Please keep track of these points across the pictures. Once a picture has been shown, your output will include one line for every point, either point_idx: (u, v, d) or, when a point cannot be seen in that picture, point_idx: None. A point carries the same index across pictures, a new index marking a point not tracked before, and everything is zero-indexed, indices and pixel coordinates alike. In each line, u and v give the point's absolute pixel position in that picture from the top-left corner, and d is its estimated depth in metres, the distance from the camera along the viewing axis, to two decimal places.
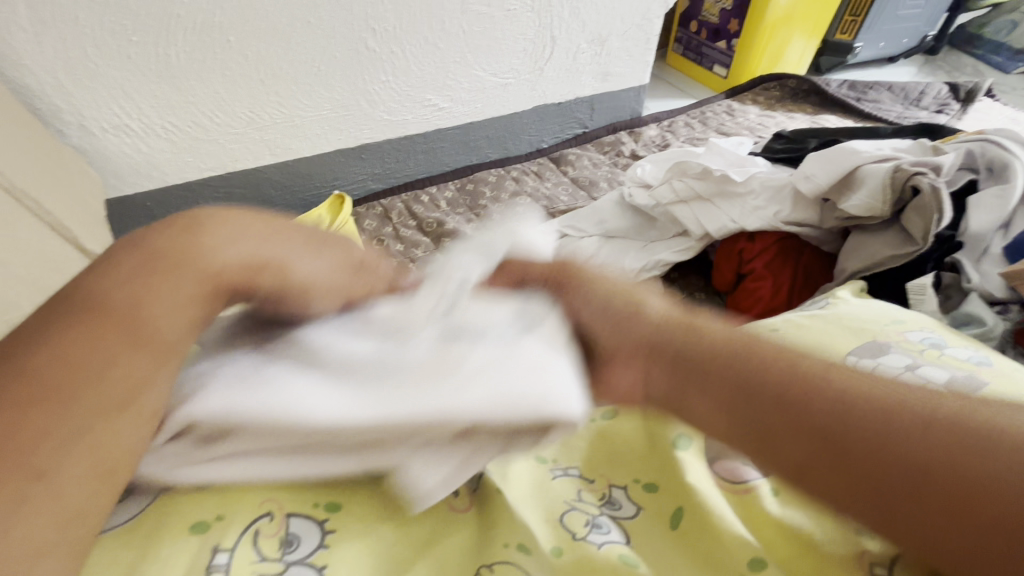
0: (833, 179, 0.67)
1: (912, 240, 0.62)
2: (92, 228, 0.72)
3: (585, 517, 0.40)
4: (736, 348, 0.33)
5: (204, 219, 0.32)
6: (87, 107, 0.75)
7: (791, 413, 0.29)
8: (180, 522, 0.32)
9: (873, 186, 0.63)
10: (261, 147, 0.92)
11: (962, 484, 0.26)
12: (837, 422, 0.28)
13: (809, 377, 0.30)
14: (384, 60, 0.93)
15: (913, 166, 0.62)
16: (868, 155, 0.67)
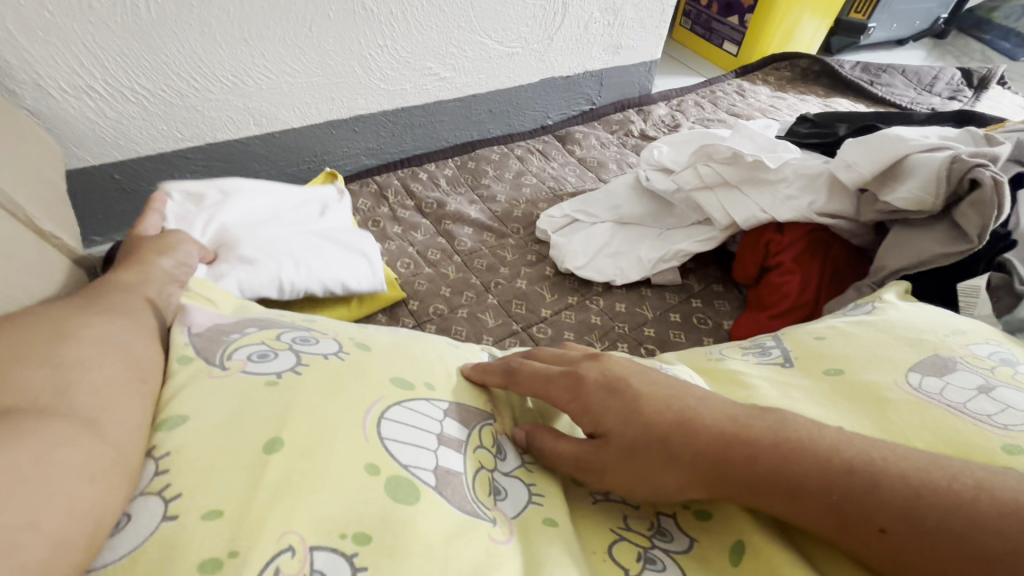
0: (879, 169, 0.62)
1: (963, 238, 0.58)
2: (49, 202, 0.62)
3: (637, 550, 0.35)
4: (800, 436, 0.34)
5: (68, 340, 0.33)
6: (41, 63, 0.65)
7: (855, 503, 0.31)
8: (181, 559, 0.25)
9: (926, 179, 0.59)
10: (244, 116, 0.83)
11: None
12: (900, 512, 0.30)
13: (867, 472, 0.31)
14: (383, 22, 0.84)
15: (972, 157, 0.57)
16: (918, 143, 0.61)
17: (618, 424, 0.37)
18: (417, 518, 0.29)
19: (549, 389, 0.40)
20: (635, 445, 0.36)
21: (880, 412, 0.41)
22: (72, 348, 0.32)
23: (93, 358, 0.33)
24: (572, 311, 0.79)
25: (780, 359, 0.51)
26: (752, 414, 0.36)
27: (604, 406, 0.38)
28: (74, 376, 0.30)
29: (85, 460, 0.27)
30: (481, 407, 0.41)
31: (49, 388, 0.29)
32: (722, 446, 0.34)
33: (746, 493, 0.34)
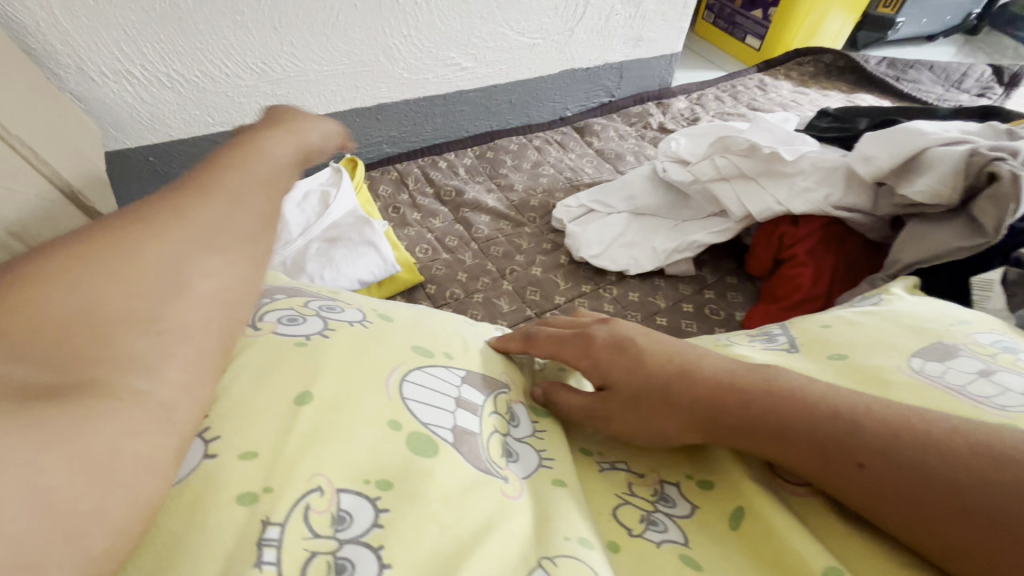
0: (896, 162, 0.62)
1: (979, 232, 0.58)
2: (87, 177, 0.66)
3: (641, 513, 0.37)
4: (791, 385, 0.35)
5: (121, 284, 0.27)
6: (84, 48, 0.69)
7: (842, 445, 0.32)
8: (222, 492, 0.27)
9: (941, 172, 0.59)
10: (272, 103, 0.86)
11: (996, 495, 0.28)
12: (880, 456, 0.31)
13: (851, 417, 0.33)
14: (407, 11, 0.86)
15: (991, 151, 0.58)
16: (937, 136, 0.61)
17: (623, 377, 0.39)
18: (433, 470, 0.31)
19: (562, 346, 0.42)
20: (637, 394, 0.38)
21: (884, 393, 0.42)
22: (151, 247, 0.29)
23: (177, 269, 0.29)
24: (585, 300, 0.80)
25: (787, 345, 0.52)
26: (748, 368, 0.37)
27: (609, 360, 0.40)
28: (153, 296, 0.27)
29: (146, 450, 0.24)
30: (495, 376, 0.42)
31: (127, 318, 0.26)
32: (717, 393, 0.36)
33: (734, 434, 0.35)
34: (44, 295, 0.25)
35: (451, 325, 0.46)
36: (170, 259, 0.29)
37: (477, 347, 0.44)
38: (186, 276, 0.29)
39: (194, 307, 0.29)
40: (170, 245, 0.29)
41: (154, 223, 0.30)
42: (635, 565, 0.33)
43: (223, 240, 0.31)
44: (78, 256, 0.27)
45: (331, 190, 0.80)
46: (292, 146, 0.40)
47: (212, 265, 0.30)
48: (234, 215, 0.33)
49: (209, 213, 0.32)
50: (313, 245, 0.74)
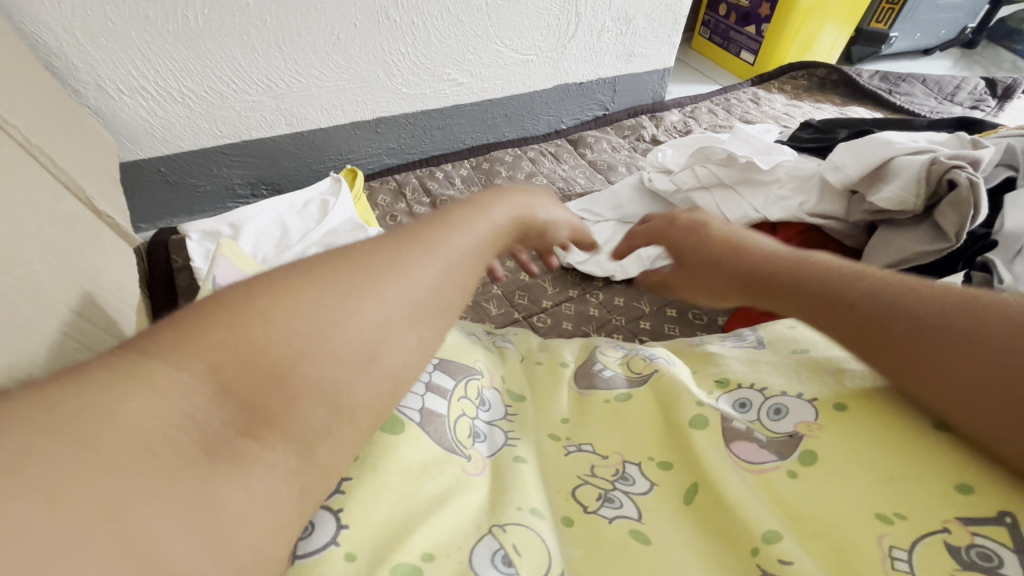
0: (865, 170, 0.65)
1: (943, 237, 0.60)
2: (101, 186, 0.70)
3: (597, 491, 0.39)
4: (809, 259, 0.42)
5: (308, 355, 0.25)
6: (103, 67, 0.74)
7: (839, 298, 0.39)
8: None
9: (905, 180, 0.61)
10: (276, 116, 0.91)
11: (964, 329, 0.33)
12: (871, 302, 0.37)
13: (850, 278, 0.39)
14: (405, 30, 0.91)
15: (951, 158, 0.60)
16: (903, 146, 0.64)
17: (692, 249, 0.50)
18: (397, 444, 0.34)
19: (664, 232, 0.54)
20: (700, 263, 0.49)
21: (837, 381, 0.44)
22: (364, 301, 0.27)
23: (377, 339, 0.27)
24: (572, 304, 0.83)
25: (754, 344, 0.55)
26: (785, 248, 0.45)
27: (686, 237, 0.51)
28: (341, 371, 0.26)
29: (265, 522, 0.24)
30: (469, 364, 0.44)
31: (314, 384, 0.25)
32: (755, 262, 0.45)
33: (762, 294, 0.44)
34: (248, 334, 0.25)
35: None
36: (367, 336, 0.27)
37: (453, 338, 0.47)
38: (374, 357, 0.27)
39: (380, 381, 0.27)
40: (383, 302, 0.28)
41: (373, 269, 0.28)
42: (583, 538, 0.35)
43: (410, 320, 0.28)
44: (304, 292, 0.26)
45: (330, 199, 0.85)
46: (506, 213, 0.39)
47: (398, 349, 0.28)
48: (450, 277, 0.31)
49: (425, 272, 0.30)
50: (313, 247, 0.76)
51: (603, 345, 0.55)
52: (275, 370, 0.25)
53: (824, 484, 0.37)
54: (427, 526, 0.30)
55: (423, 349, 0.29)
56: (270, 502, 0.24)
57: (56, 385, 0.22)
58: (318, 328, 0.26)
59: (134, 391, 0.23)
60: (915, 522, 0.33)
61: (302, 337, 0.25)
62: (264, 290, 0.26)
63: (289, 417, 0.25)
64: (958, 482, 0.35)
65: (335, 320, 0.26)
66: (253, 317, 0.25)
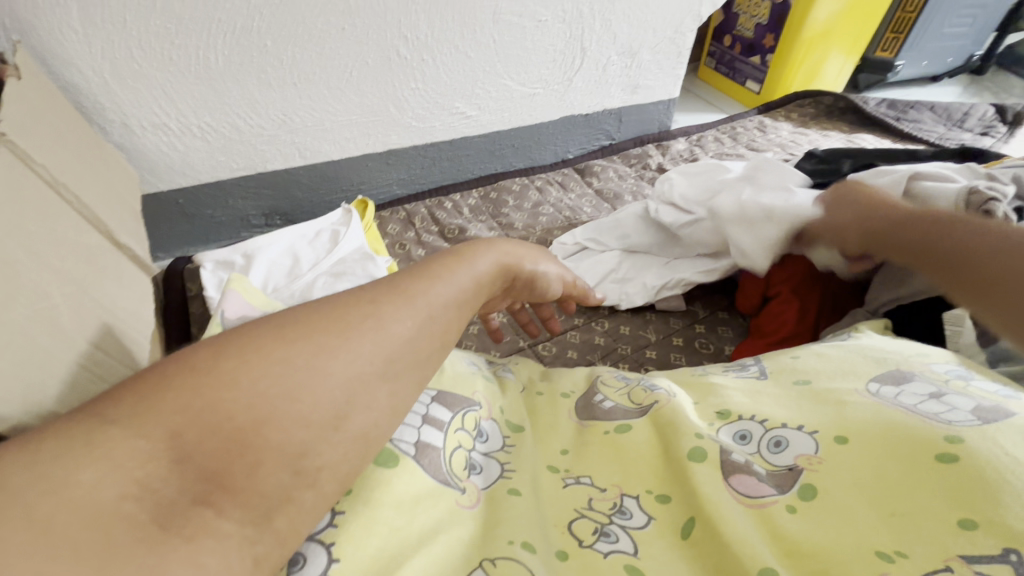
0: None
1: None
2: (123, 220, 0.74)
3: (594, 525, 0.38)
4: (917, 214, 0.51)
5: (274, 415, 0.27)
6: (129, 106, 0.78)
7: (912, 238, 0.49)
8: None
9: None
10: (291, 149, 0.94)
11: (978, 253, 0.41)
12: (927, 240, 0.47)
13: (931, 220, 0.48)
14: (414, 67, 0.94)
15: (954, 191, 0.60)
16: (906, 178, 0.65)
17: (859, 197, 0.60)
18: (392, 477, 0.34)
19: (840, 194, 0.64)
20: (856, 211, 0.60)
21: (839, 413, 0.44)
22: (330, 361, 0.29)
23: (346, 398, 0.29)
24: (577, 332, 0.83)
25: (757, 374, 0.54)
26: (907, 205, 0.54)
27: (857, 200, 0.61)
28: (309, 426, 0.28)
29: None
30: (467, 395, 0.45)
31: (276, 446, 0.27)
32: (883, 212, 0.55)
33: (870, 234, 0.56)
34: (215, 397, 0.26)
35: None
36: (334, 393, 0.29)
37: (452, 369, 0.47)
38: (340, 415, 0.29)
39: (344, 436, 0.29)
40: (350, 363, 0.30)
41: (340, 330, 0.30)
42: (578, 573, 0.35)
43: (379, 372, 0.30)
44: (273, 353, 0.28)
45: (341, 229, 0.87)
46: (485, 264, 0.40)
47: (369, 402, 0.30)
48: (420, 335, 0.33)
49: (397, 325, 0.32)
50: (321, 278, 0.79)
51: (604, 375, 0.55)
52: (237, 434, 0.26)
53: (825, 523, 0.36)
54: (418, 559, 0.30)
55: (394, 403, 0.31)
56: (222, 574, 0.24)
57: (11, 460, 0.23)
58: (287, 390, 0.28)
59: (90, 461, 0.23)
60: (915, 561, 0.33)
61: (265, 399, 0.27)
62: (231, 355, 0.28)
63: (249, 480, 0.26)
64: (959, 517, 0.34)
65: (302, 382, 0.28)
66: (219, 381, 0.27)
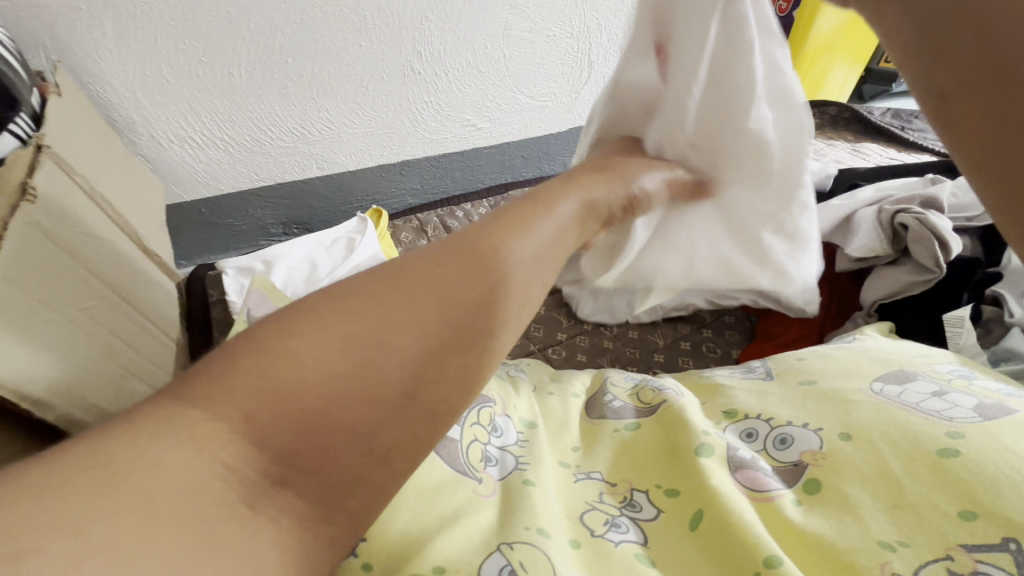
0: (832, 225, 0.72)
1: (926, 269, 0.65)
2: (150, 227, 0.77)
3: (604, 517, 0.40)
4: None
5: (340, 393, 0.26)
6: (156, 119, 0.82)
7: None
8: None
9: (868, 230, 0.68)
10: (309, 160, 0.97)
11: None
12: None
13: None
14: (428, 81, 0.97)
15: (894, 206, 0.68)
16: (862, 202, 0.72)
17: None
18: (413, 465, 0.36)
19: None
20: None
21: (844, 410, 0.45)
22: (397, 322, 0.29)
23: (416, 372, 0.28)
24: (586, 336, 0.85)
25: (762, 375, 0.55)
26: None
27: None
28: (377, 403, 0.27)
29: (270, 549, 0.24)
30: (483, 392, 0.47)
31: (362, 402, 0.27)
32: None
33: None
34: (278, 370, 0.26)
35: None
36: (408, 368, 0.28)
37: None
38: (412, 391, 0.28)
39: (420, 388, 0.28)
40: (423, 334, 0.29)
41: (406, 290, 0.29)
42: (590, 558, 0.36)
43: (455, 346, 0.29)
44: (342, 329, 0.28)
45: (356, 237, 0.90)
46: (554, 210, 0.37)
47: (441, 379, 0.29)
48: (498, 304, 0.31)
49: (472, 295, 0.30)
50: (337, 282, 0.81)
51: (613, 376, 0.56)
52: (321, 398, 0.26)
53: (830, 513, 0.37)
54: (439, 541, 0.32)
55: (466, 381, 0.30)
56: (273, 542, 0.24)
57: (68, 444, 0.23)
58: (356, 363, 0.27)
59: (157, 435, 0.24)
60: (917, 549, 0.34)
61: (346, 359, 0.27)
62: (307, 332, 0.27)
63: (320, 460, 0.26)
64: (961, 509, 0.35)
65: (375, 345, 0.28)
66: (288, 352, 0.26)
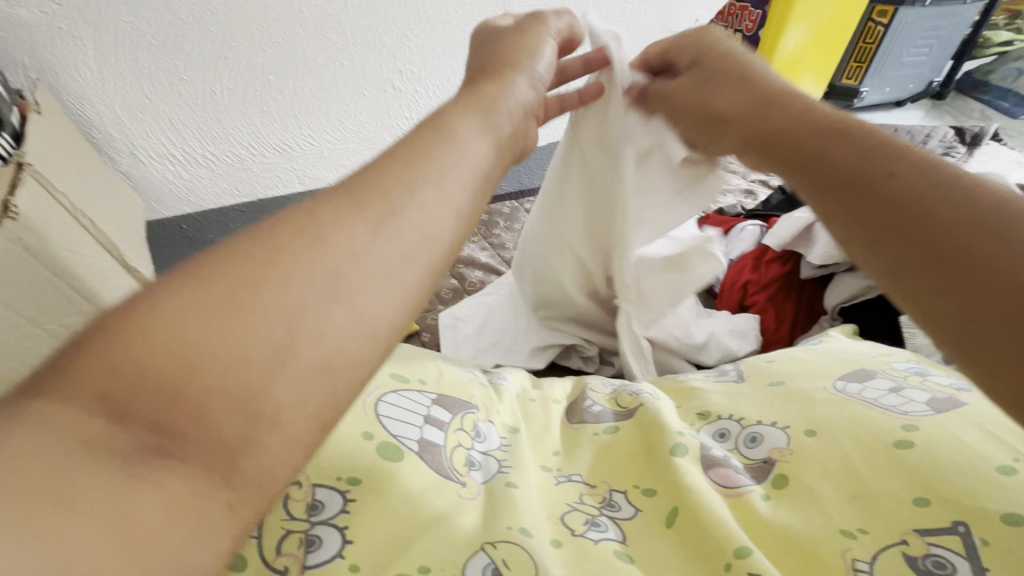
0: (794, 233, 0.75)
1: None
2: (131, 243, 0.77)
3: (584, 517, 0.41)
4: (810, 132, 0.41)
5: (178, 323, 0.22)
6: (137, 137, 0.82)
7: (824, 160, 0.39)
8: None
9: (826, 239, 0.72)
10: (290, 176, 0.98)
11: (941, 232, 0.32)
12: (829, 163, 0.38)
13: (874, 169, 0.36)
14: (408, 98, 0.99)
15: None
16: None
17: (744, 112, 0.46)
18: (396, 470, 0.37)
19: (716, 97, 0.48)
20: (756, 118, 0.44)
21: (809, 408, 0.47)
22: (341, 261, 0.25)
23: (273, 304, 0.24)
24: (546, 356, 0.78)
25: (734, 377, 0.57)
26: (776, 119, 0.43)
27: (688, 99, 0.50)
28: (236, 341, 0.23)
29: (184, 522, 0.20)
30: (465, 399, 0.48)
31: (281, 317, 0.23)
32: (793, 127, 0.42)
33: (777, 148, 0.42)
34: (140, 325, 0.22)
35: (434, 362, 0.52)
36: (232, 304, 0.23)
37: (450, 375, 0.50)
38: (267, 315, 0.23)
39: (326, 349, 0.24)
40: (322, 264, 0.25)
41: (323, 229, 0.26)
42: (570, 556, 0.37)
43: (261, 265, 0.24)
44: (184, 293, 0.23)
45: None
46: (483, 176, 0.33)
47: (330, 298, 0.25)
48: (386, 245, 0.27)
49: (374, 230, 0.27)
50: None
51: (592, 382, 0.58)
52: (242, 301, 0.23)
53: (797, 504, 0.40)
54: (423, 542, 0.33)
55: (368, 306, 0.25)
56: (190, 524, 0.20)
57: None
58: (193, 316, 0.22)
59: (20, 425, 0.19)
60: (875, 536, 0.36)
61: (277, 318, 0.23)
62: (226, 257, 0.25)
63: (203, 429, 0.21)
64: (914, 496, 0.37)
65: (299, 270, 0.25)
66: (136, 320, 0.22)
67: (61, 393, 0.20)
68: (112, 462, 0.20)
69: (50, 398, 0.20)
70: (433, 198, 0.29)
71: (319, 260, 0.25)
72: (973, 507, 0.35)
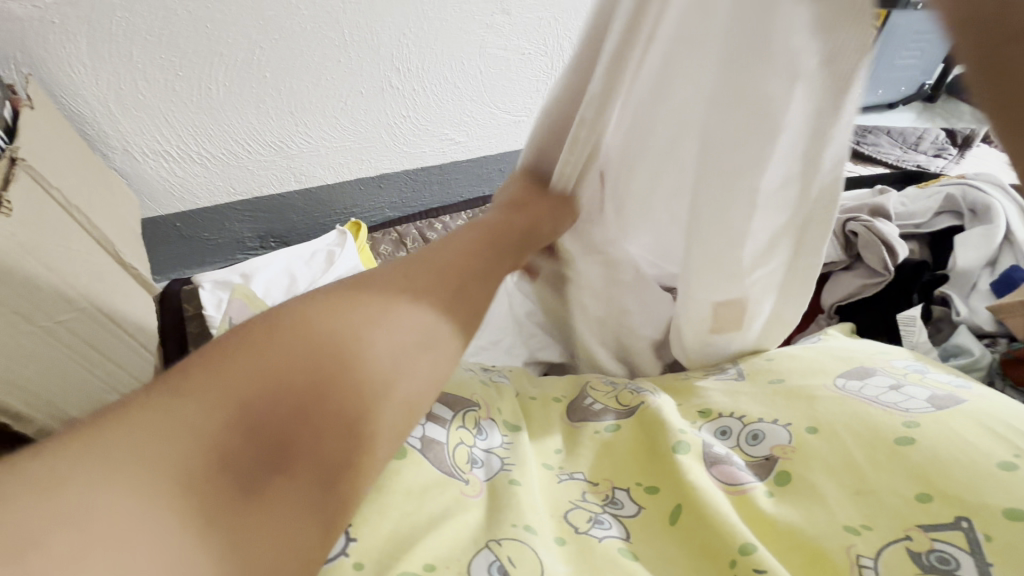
0: None
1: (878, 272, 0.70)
2: (125, 240, 0.76)
3: (588, 515, 0.41)
4: None
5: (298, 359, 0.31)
6: (132, 133, 0.81)
7: None
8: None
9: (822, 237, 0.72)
10: (286, 174, 0.98)
11: None
12: None
13: None
14: (406, 96, 0.98)
15: (846, 215, 0.72)
16: None
17: None
18: (399, 468, 0.37)
19: None
20: None
21: (811, 406, 0.47)
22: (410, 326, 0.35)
23: (364, 358, 0.32)
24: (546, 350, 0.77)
25: (734, 374, 0.57)
26: None
27: None
28: (340, 386, 0.31)
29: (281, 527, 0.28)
30: (466, 397, 0.47)
31: (376, 375, 0.32)
32: None
33: None
34: (253, 364, 0.30)
35: None
36: (339, 350, 0.32)
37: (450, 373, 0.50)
38: (363, 364, 0.32)
39: (400, 401, 0.33)
40: (397, 326, 0.34)
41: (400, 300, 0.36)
42: (575, 554, 0.37)
43: (355, 320, 0.33)
44: (297, 339, 0.32)
45: (335, 250, 0.90)
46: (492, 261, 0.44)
47: (407, 359, 0.34)
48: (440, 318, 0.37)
49: (432, 306, 0.37)
50: None
51: (592, 380, 0.57)
52: (344, 352, 0.32)
53: (800, 501, 0.40)
54: (427, 541, 0.33)
55: (431, 369, 0.35)
56: (287, 535, 0.28)
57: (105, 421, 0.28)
58: (306, 361, 0.31)
59: (160, 438, 0.27)
60: (879, 532, 0.36)
61: (370, 366, 0.32)
62: (327, 307, 0.34)
63: (300, 452, 0.29)
64: (917, 492, 0.38)
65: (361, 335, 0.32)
66: (260, 352, 0.31)
67: (196, 409, 0.28)
68: (233, 479, 0.28)
69: (189, 412, 0.28)
70: (469, 281, 0.40)
71: (398, 326, 0.34)
72: (975, 503, 0.36)
